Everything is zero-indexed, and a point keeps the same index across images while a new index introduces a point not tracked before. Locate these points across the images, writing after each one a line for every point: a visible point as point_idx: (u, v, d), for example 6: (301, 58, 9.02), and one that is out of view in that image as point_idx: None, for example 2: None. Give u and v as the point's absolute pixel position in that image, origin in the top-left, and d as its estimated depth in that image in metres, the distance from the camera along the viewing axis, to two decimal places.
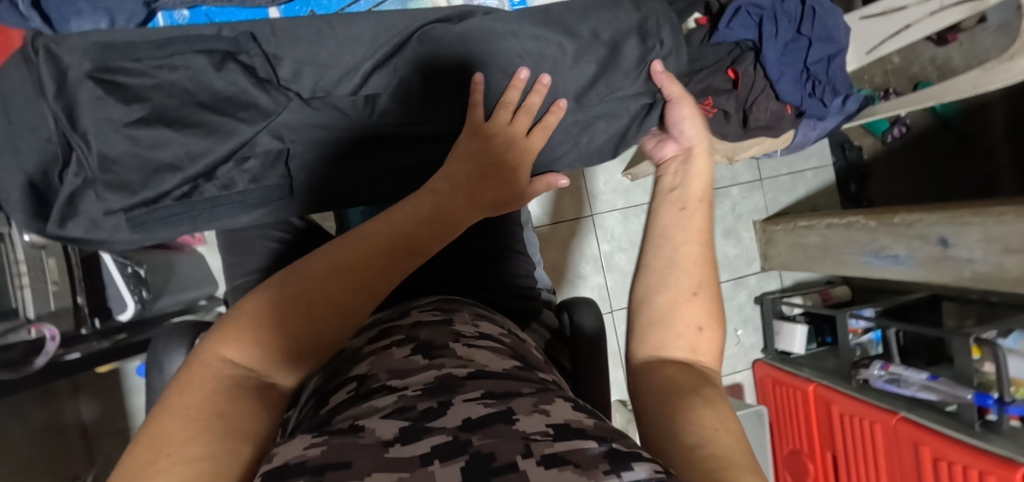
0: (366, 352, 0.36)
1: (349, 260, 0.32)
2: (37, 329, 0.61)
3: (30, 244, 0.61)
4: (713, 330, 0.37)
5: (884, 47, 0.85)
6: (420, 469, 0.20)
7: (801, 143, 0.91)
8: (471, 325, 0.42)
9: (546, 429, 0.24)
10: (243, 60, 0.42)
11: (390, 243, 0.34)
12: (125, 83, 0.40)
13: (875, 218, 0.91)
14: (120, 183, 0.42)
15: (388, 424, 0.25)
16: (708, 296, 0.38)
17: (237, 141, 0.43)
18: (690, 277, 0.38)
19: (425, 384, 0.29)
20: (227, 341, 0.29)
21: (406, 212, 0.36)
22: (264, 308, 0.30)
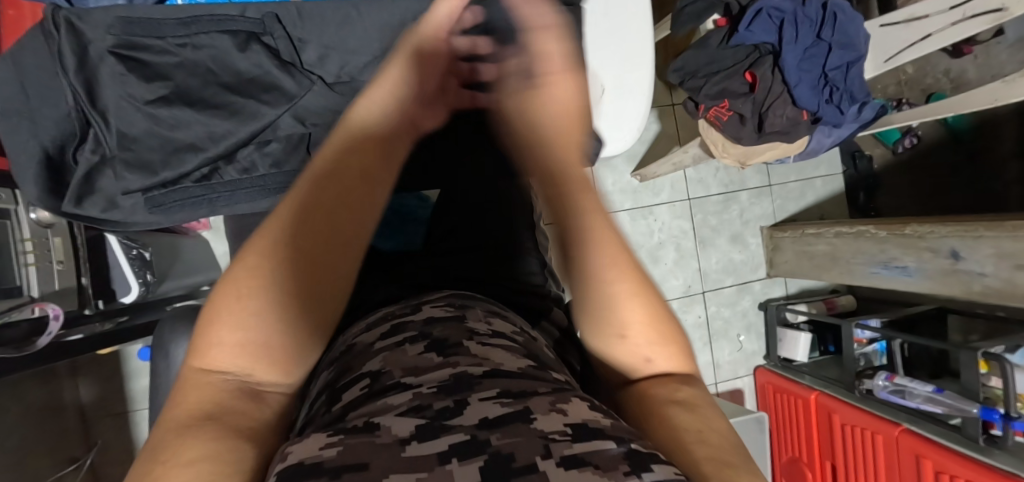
0: (377, 348, 0.36)
1: (281, 237, 0.27)
2: (40, 308, 0.59)
3: (37, 223, 0.60)
4: (666, 352, 0.32)
5: (903, 55, 0.84)
6: (438, 468, 0.19)
7: (814, 150, 0.86)
8: (484, 323, 0.41)
9: (565, 429, 0.23)
10: (268, 42, 0.42)
11: (310, 206, 0.29)
12: (147, 60, 0.40)
13: (886, 229, 0.91)
14: (142, 162, 0.41)
15: (403, 422, 0.24)
16: (641, 329, 0.31)
17: (260, 124, 0.42)
18: (612, 318, 0.31)
19: (440, 382, 0.29)
20: (205, 350, 0.26)
21: (315, 171, 0.30)
22: (224, 302, 0.26)
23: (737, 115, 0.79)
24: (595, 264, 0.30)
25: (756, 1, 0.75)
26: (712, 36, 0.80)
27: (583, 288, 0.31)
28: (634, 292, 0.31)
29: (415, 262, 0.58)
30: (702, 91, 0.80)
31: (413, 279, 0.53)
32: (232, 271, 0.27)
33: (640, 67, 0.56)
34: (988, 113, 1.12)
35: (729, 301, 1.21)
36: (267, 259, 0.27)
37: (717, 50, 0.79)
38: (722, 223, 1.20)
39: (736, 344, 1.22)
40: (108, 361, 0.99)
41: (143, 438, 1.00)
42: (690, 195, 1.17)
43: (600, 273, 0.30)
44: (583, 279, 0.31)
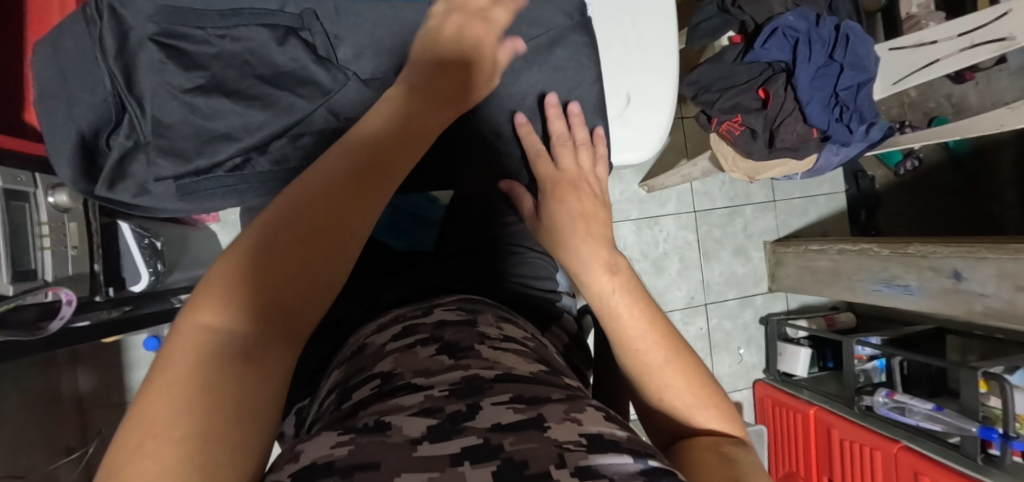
0: (388, 350, 0.36)
1: (301, 211, 0.25)
2: (54, 291, 0.59)
3: (53, 207, 0.60)
4: (710, 410, 0.33)
5: (910, 79, 0.86)
6: (450, 469, 0.21)
7: (823, 168, 0.88)
8: (496, 328, 0.42)
9: (580, 439, 0.24)
10: (306, 37, 0.43)
11: (328, 190, 0.26)
12: (186, 49, 0.41)
13: (888, 247, 0.93)
14: (176, 149, 0.41)
15: (414, 421, 0.25)
16: (678, 393, 0.33)
17: (294, 117, 0.42)
18: (650, 383, 0.34)
19: (452, 384, 0.29)
20: (217, 301, 0.22)
21: (339, 162, 0.28)
22: (257, 254, 0.24)
23: (749, 130, 0.81)
24: (622, 331, 0.34)
25: (771, 21, 0.76)
26: (727, 52, 0.82)
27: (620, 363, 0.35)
28: (666, 358, 0.33)
29: (429, 266, 0.57)
30: (715, 105, 0.81)
31: (430, 277, 0.53)
32: (249, 236, 0.25)
33: (663, 78, 0.57)
34: (988, 138, 1.14)
35: (730, 314, 1.22)
36: (287, 232, 0.24)
37: (732, 66, 0.80)
38: (726, 235, 1.21)
39: (736, 357, 1.22)
40: (109, 350, 0.99)
41: None
42: (695, 207, 1.19)
43: (631, 345, 0.34)
44: (620, 355, 0.35)
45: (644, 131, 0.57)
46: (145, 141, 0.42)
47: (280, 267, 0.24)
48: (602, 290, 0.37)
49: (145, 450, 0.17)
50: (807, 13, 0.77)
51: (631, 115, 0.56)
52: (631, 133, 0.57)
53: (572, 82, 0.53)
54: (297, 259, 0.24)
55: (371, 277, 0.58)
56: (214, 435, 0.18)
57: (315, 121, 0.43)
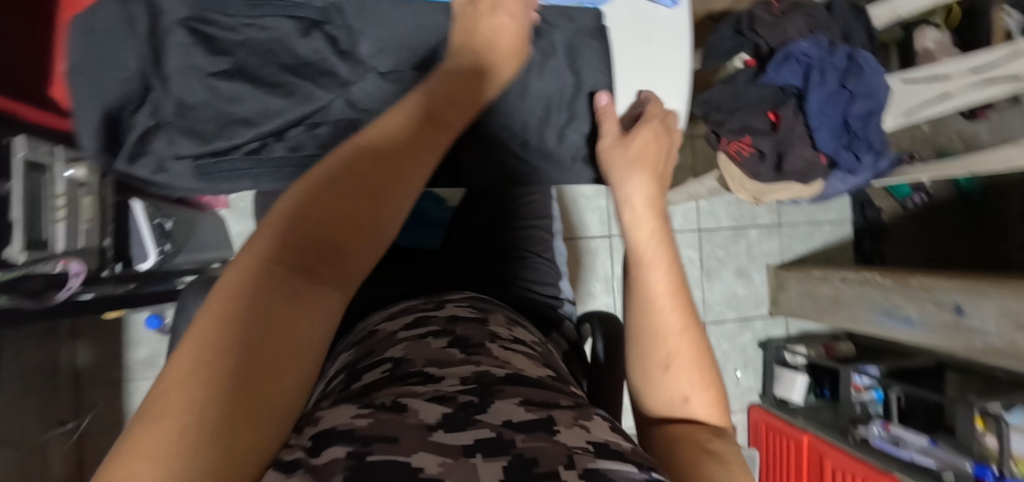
0: (400, 338, 0.37)
1: (352, 184, 0.27)
2: (63, 263, 0.61)
3: (69, 181, 0.61)
4: (706, 394, 0.35)
5: (923, 112, 0.87)
6: (463, 458, 0.21)
7: (829, 194, 0.90)
8: (505, 328, 0.43)
9: (587, 446, 0.24)
10: (330, 31, 0.44)
11: (367, 166, 0.28)
12: (215, 36, 0.42)
13: (892, 278, 0.93)
14: (198, 130, 0.43)
15: (429, 407, 0.25)
16: (683, 365, 0.35)
17: (313, 107, 0.43)
18: (660, 348, 0.36)
19: (464, 377, 0.30)
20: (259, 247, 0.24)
21: (381, 140, 0.30)
22: (309, 212, 0.25)
23: (757, 151, 0.81)
24: (651, 291, 0.37)
25: (785, 46, 0.78)
26: (740, 74, 0.83)
27: (636, 324, 0.37)
28: (683, 327, 0.36)
29: (435, 264, 0.59)
30: (724, 125, 0.81)
31: (437, 275, 0.56)
32: (294, 193, 0.26)
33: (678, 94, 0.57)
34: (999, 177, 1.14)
35: (728, 335, 1.21)
36: (328, 196, 0.26)
37: (744, 87, 0.81)
38: (729, 256, 1.21)
39: (733, 379, 1.21)
40: (111, 327, 1.00)
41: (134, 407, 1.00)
42: (700, 226, 1.19)
43: (656, 303, 0.36)
44: (638, 315, 0.37)
45: None
46: (168, 120, 0.43)
47: (318, 229, 0.25)
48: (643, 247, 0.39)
49: (181, 383, 0.18)
50: (821, 40, 0.78)
51: None
52: None
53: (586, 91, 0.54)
54: (334, 223, 0.25)
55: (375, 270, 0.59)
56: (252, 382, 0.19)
57: (334, 112, 0.44)
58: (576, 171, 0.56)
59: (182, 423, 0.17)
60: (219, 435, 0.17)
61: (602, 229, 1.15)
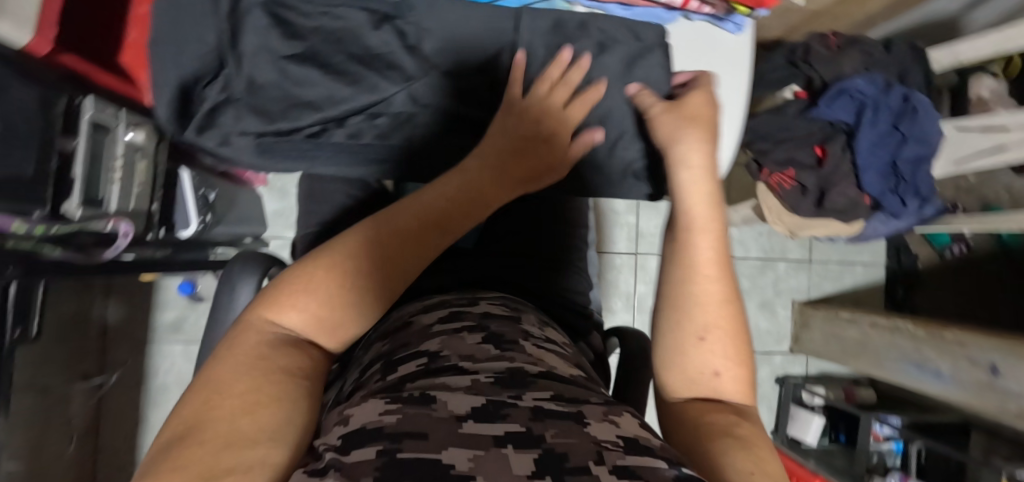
0: (436, 331, 0.38)
1: (355, 256, 0.34)
2: (114, 223, 0.62)
3: (128, 143, 0.62)
4: (739, 369, 0.36)
5: (975, 162, 0.85)
6: (494, 449, 0.21)
7: (869, 236, 0.87)
8: (537, 328, 0.43)
9: (616, 440, 0.24)
10: (399, 25, 0.46)
11: (366, 247, 0.35)
12: (292, 20, 0.45)
13: (924, 328, 0.90)
14: (265, 110, 0.45)
15: (460, 401, 0.26)
16: (721, 336, 0.35)
17: (377, 96, 0.46)
18: (699, 317, 0.36)
19: (497, 373, 0.30)
20: (273, 306, 0.32)
21: (383, 221, 0.37)
22: (315, 277, 0.33)
23: (799, 185, 0.79)
24: (696, 261, 0.37)
25: (839, 82, 0.77)
26: (790, 105, 0.81)
27: (673, 292, 0.37)
28: (723, 298, 0.36)
29: (469, 260, 0.59)
30: (768, 155, 0.80)
31: (471, 272, 0.57)
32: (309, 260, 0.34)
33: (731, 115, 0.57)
34: None
35: None
36: (333, 263, 0.34)
37: (792, 119, 0.80)
38: (755, 287, 1.19)
39: None
40: (141, 289, 1.03)
41: (155, 369, 1.03)
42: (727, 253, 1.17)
43: (701, 272, 0.36)
44: (678, 284, 0.37)
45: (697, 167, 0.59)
46: (235, 97, 0.45)
47: (321, 289, 0.33)
48: (696, 216, 0.39)
49: (206, 393, 0.26)
50: (876, 78, 0.77)
51: None
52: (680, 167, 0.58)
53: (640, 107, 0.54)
54: (333, 285, 0.33)
55: None
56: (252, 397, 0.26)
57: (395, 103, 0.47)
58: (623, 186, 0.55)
59: (202, 419, 0.24)
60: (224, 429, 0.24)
61: (628, 246, 1.15)
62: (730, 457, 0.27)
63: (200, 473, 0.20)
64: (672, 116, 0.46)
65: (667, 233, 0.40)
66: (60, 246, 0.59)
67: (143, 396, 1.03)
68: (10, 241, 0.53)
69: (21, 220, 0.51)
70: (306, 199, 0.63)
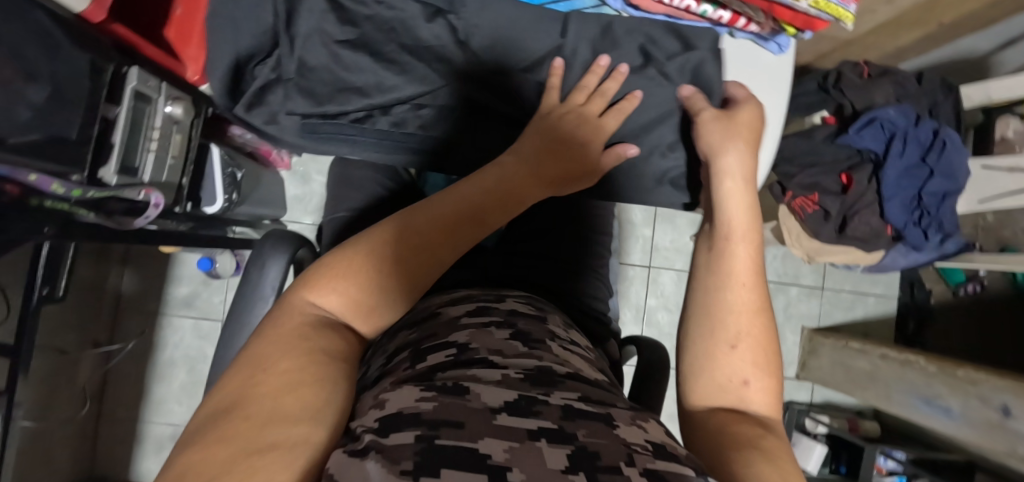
0: (464, 323, 0.38)
1: (393, 243, 0.34)
2: (146, 192, 0.63)
3: (167, 115, 0.63)
4: (765, 380, 0.35)
5: (999, 201, 0.85)
6: (528, 442, 0.21)
7: (886, 266, 0.86)
8: (561, 329, 0.44)
9: (646, 444, 0.24)
10: (451, 20, 0.46)
11: (406, 234, 0.35)
12: (347, 6, 0.45)
13: (937, 364, 0.89)
14: (315, 93, 0.46)
15: (492, 393, 0.26)
16: (750, 345, 0.35)
17: (425, 86, 0.47)
18: (731, 326, 0.36)
19: (526, 369, 0.30)
20: (312, 288, 0.33)
21: (423, 211, 0.37)
22: (355, 260, 0.33)
23: (823, 210, 0.79)
24: (734, 270, 0.38)
25: (872, 110, 0.76)
26: (818, 130, 0.81)
27: (705, 299, 0.38)
28: (756, 309, 0.37)
29: (494, 257, 0.60)
30: (794, 178, 0.79)
31: (496, 270, 0.57)
32: (348, 246, 0.34)
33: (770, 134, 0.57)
34: None
35: None
36: (371, 249, 0.34)
37: (820, 144, 0.80)
38: None
39: None
40: (156, 262, 1.04)
41: (164, 342, 1.04)
42: None
43: (735, 280, 0.37)
44: (712, 291, 0.37)
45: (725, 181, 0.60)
46: (286, 77, 0.46)
47: (362, 272, 0.33)
48: (736, 226, 0.40)
49: (251, 366, 0.26)
50: (907, 110, 0.77)
51: None
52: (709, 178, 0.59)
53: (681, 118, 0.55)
54: (374, 269, 0.33)
55: None
56: (300, 368, 0.26)
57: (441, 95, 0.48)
58: (658, 193, 0.55)
59: (250, 388, 0.24)
60: (277, 395, 0.24)
61: (641, 258, 1.15)
62: (748, 462, 0.26)
63: (244, 447, 0.21)
64: (720, 124, 0.46)
65: (705, 240, 0.42)
66: (92, 211, 0.59)
67: (149, 368, 1.04)
68: (48, 201, 0.54)
69: (61, 180, 0.52)
70: (337, 184, 0.64)
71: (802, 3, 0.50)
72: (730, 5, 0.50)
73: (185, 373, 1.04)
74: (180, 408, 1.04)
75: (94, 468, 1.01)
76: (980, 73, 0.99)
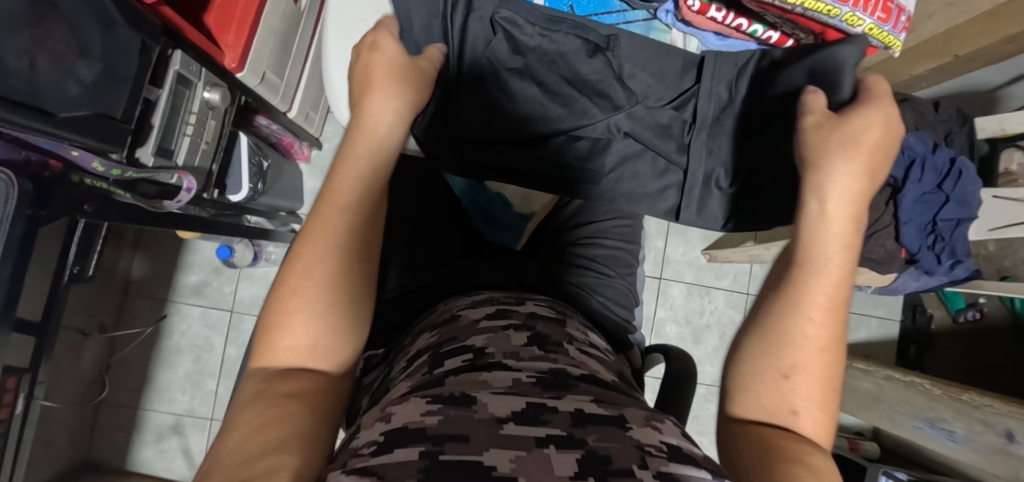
0: (483, 326, 0.36)
1: (302, 255, 0.34)
2: (179, 176, 0.62)
3: (204, 101, 0.64)
4: (819, 414, 0.35)
5: (1008, 231, 0.88)
6: (536, 449, 0.20)
7: (896, 288, 0.91)
8: (581, 333, 0.42)
9: (660, 445, 0.23)
10: (609, 57, 0.53)
11: (306, 244, 0.34)
12: (518, 37, 0.51)
13: (942, 387, 0.89)
14: (477, 123, 0.52)
15: (501, 402, 0.24)
16: (808, 377, 0.35)
17: (584, 119, 0.53)
18: (789, 354, 0.36)
19: (539, 374, 0.28)
20: (267, 352, 0.32)
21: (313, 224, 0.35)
22: (287, 304, 0.32)
23: None
24: (818, 301, 0.37)
25: None
26: None
27: (773, 323, 0.37)
28: (825, 346, 0.36)
29: (523, 260, 0.60)
30: None
31: (528, 274, 0.57)
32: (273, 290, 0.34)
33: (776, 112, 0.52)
34: None
35: None
36: (292, 276, 0.33)
37: None
38: None
39: None
40: (169, 249, 1.03)
41: (172, 329, 1.03)
42: (749, 290, 1.19)
43: (806, 314, 0.37)
44: (785, 318, 0.37)
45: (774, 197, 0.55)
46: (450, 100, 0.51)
47: (292, 300, 0.33)
48: (820, 253, 0.37)
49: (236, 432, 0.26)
50: (926, 137, 0.79)
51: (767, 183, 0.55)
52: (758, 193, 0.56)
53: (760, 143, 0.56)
54: (299, 288, 0.33)
55: (464, 253, 0.60)
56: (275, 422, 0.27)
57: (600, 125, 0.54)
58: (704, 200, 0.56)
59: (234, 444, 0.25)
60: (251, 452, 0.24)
61: (653, 270, 1.17)
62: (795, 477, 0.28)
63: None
64: (820, 138, 0.40)
65: (782, 267, 0.40)
66: (128, 192, 0.60)
67: (155, 355, 1.02)
68: (87, 179, 0.56)
69: (100, 158, 0.52)
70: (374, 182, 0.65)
71: (857, 29, 0.51)
72: (780, 27, 0.54)
73: (190, 362, 1.03)
74: (184, 397, 1.03)
75: (89, 456, 0.99)
76: (990, 106, 1.02)
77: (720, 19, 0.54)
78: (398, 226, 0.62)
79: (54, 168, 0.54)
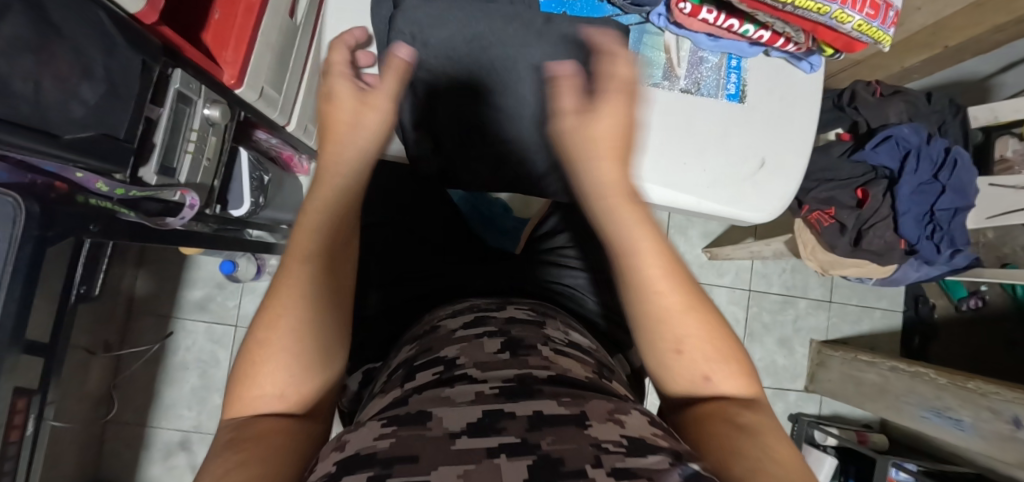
0: (457, 336, 0.36)
1: (286, 303, 0.31)
2: (182, 193, 0.65)
3: (205, 118, 0.64)
4: (726, 370, 0.34)
5: (1005, 217, 0.88)
6: (486, 460, 0.19)
7: (897, 279, 0.89)
8: (561, 332, 0.41)
9: (620, 439, 0.22)
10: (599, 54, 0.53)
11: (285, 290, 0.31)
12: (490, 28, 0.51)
13: (947, 376, 0.92)
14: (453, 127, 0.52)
15: (457, 415, 0.23)
16: (699, 344, 0.33)
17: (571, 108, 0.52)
18: (670, 331, 0.33)
19: (504, 382, 0.27)
20: (246, 401, 0.30)
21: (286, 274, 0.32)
22: (266, 355, 0.30)
23: (839, 223, 0.81)
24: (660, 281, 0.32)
25: (887, 128, 0.80)
26: (835, 146, 0.85)
27: (632, 309, 0.34)
28: (688, 304, 0.33)
29: (519, 266, 0.59)
30: (811, 192, 0.82)
31: (523, 281, 0.56)
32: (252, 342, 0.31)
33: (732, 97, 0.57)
34: None
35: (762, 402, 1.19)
36: (274, 329, 0.30)
37: (837, 160, 0.83)
38: (775, 322, 1.21)
39: None
40: (173, 265, 1.03)
41: (177, 345, 1.03)
42: (750, 286, 1.20)
43: (652, 287, 0.32)
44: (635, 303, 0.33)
45: (767, 183, 0.56)
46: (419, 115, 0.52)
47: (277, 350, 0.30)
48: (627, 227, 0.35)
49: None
50: (920, 129, 0.81)
51: (762, 178, 0.56)
52: (757, 189, 0.56)
53: (754, 141, 0.57)
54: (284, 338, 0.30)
55: (462, 261, 0.60)
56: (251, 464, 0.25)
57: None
58: (709, 196, 0.55)
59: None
60: None
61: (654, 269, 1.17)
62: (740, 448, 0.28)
63: None
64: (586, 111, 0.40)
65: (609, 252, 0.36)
66: (133, 210, 0.62)
67: (161, 372, 1.03)
68: (93, 199, 0.57)
69: (104, 178, 0.53)
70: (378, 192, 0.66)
71: (846, 26, 0.51)
72: (772, 27, 0.53)
73: (196, 378, 1.03)
74: (191, 413, 1.03)
75: (98, 475, 0.99)
76: (983, 95, 1.03)
77: (712, 21, 0.53)
78: (396, 239, 0.62)
79: (59, 189, 0.54)
